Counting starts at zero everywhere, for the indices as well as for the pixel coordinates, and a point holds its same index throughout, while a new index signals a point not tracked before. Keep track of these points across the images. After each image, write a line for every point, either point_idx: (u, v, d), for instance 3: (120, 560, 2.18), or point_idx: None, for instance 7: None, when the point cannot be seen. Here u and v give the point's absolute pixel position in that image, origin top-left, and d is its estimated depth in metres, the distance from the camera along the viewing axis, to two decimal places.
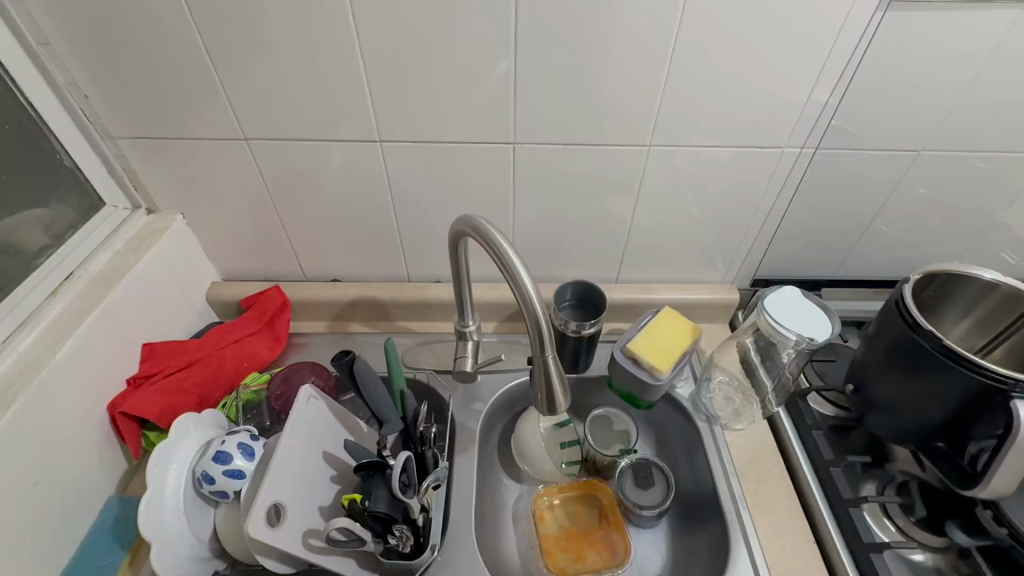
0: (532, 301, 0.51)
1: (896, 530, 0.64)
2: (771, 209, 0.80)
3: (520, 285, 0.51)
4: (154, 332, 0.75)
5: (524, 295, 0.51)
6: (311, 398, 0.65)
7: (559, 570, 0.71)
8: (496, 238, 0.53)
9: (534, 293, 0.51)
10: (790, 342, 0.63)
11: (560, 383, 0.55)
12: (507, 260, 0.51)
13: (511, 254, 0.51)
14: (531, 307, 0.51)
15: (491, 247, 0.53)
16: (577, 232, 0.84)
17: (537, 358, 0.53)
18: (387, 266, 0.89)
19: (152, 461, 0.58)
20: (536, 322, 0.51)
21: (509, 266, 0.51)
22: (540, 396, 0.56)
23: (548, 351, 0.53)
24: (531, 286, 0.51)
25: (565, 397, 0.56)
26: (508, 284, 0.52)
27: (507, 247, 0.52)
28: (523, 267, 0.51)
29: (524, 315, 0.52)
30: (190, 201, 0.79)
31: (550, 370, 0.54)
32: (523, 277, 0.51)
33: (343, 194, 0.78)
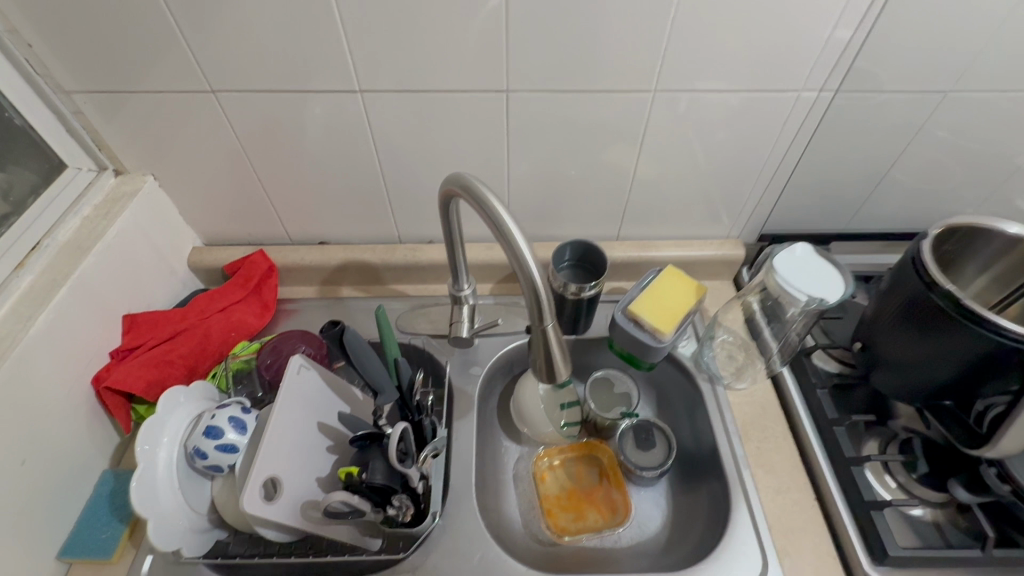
0: (529, 267, 0.47)
1: (897, 487, 0.63)
2: (781, 159, 0.75)
3: (517, 251, 0.47)
4: (134, 302, 0.72)
5: (522, 262, 0.48)
6: (303, 367, 0.63)
7: (560, 528, 0.72)
8: (489, 201, 0.48)
9: (532, 260, 0.48)
10: (799, 302, 0.61)
11: (561, 353, 0.53)
12: (502, 224, 0.47)
13: (506, 217, 0.47)
14: (529, 274, 0.48)
15: (484, 210, 0.49)
16: (576, 187, 0.79)
17: (536, 328, 0.51)
18: (377, 227, 0.84)
19: (141, 437, 0.56)
20: (535, 291, 0.48)
21: (504, 230, 0.47)
22: (539, 366, 0.53)
23: (548, 320, 0.50)
24: (529, 252, 0.47)
25: (565, 363, 0.53)
26: (503, 249, 0.48)
27: (501, 210, 0.48)
28: (519, 232, 0.47)
29: (522, 283, 0.48)
30: (161, 160, 0.74)
31: (550, 339, 0.51)
32: (519, 243, 0.47)
33: (324, 150, 0.73)
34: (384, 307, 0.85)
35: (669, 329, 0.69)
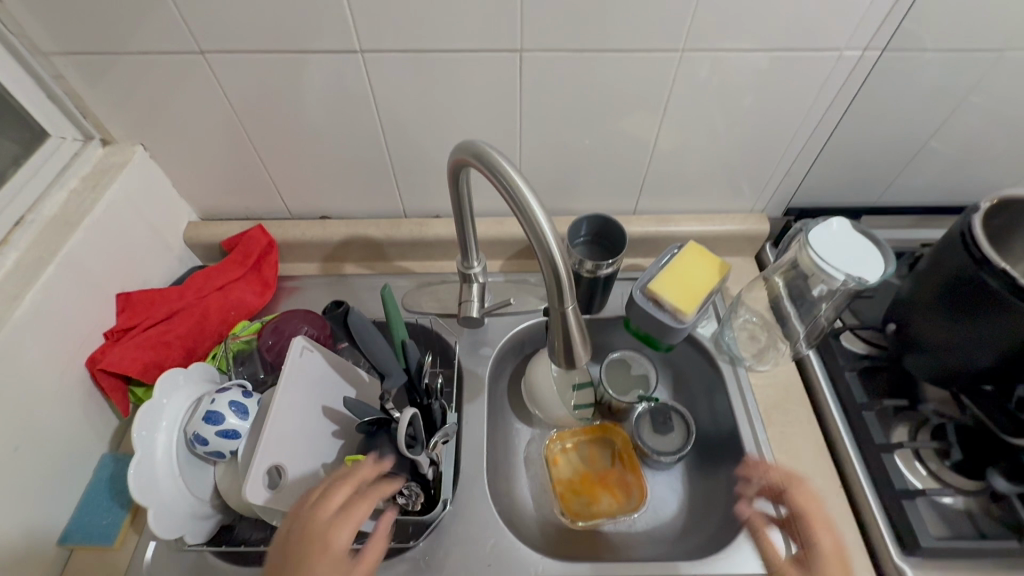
0: (550, 246, 0.43)
1: (928, 476, 0.61)
2: (815, 126, 0.70)
3: (537, 228, 0.43)
4: (128, 280, 0.68)
5: (542, 240, 0.44)
6: (305, 350, 0.60)
7: (574, 513, 0.70)
8: (506, 171, 0.44)
9: (553, 237, 0.44)
10: (835, 282, 0.57)
11: (581, 338, 0.49)
12: (520, 198, 0.43)
13: (525, 190, 0.43)
14: (550, 252, 0.44)
15: (500, 181, 0.44)
16: (592, 157, 0.74)
17: (555, 311, 0.47)
18: (381, 200, 0.80)
19: (139, 423, 0.54)
20: (556, 271, 0.44)
21: (523, 205, 0.43)
22: (557, 351, 0.50)
23: (568, 303, 0.46)
24: (550, 229, 0.43)
25: (586, 348, 0.50)
26: (522, 224, 0.44)
27: (519, 182, 0.44)
28: (540, 207, 0.43)
29: (542, 263, 0.45)
30: (150, 129, 0.69)
31: (570, 323, 0.47)
32: (540, 219, 0.43)
33: (324, 119, 0.68)
34: (390, 285, 0.81)
35: (692, 308, 0.65)
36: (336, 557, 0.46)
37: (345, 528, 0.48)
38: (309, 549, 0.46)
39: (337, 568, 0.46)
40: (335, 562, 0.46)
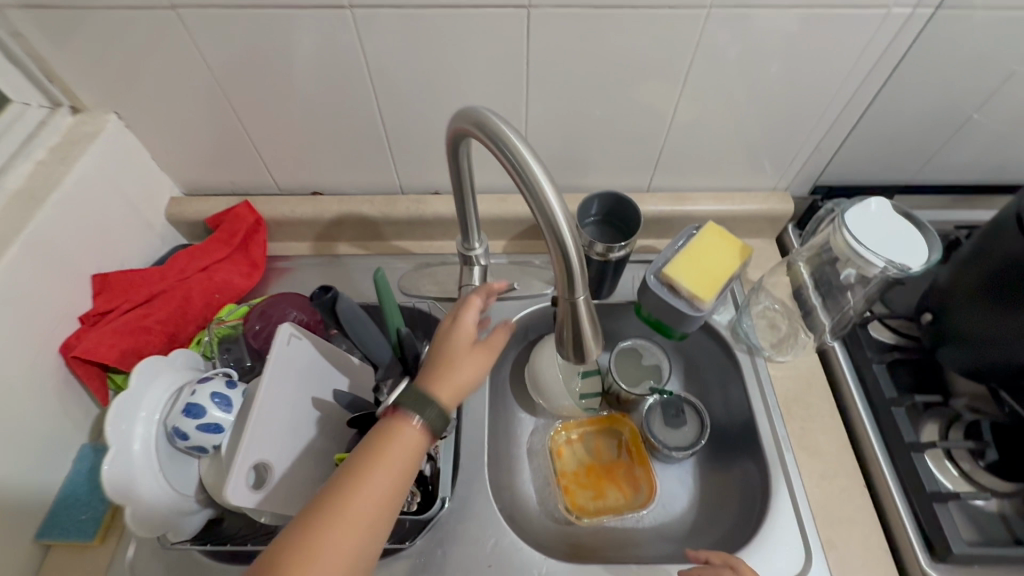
0: (560, 229, 0.38)
1: (959, 476, 0.57)
2: (851, 96, 0.64)
3: (546, 208, 0.38)
4: (105, 260, 0.64)
5: (552, 222, 0.38)
6: (293, 337, 0.55)
7: (579, 507, 0.67)
8: (511, 141, 0.38)
9: (564, 219, 0.38)
10: (873, 270, 0.51)
11: (593, 330, 0.44)
12: (528, 173, 0.38)
13: (533, 164, 0.38)
14: (560, 235, 0.38)
15: (504, 152, 0.39)
16: (605, 130, 0.68)
17: (565, 301, 0.42)
18: (377, 175, 0.75)
19: (112, 416, 0.50)
20: (566, 257, 0.39)
21: (531, 181, 0.38)
22: (566, 343, 0.45)
23: (580, 293, 0.41)
24: (560, 209, 0.38)
25: (597, 342, 0.45)
26: (530, 205, 0.38)
27: (527, 154, 0.38)
28: (550, 184, 0.37)
29: (550, 247, 0.39)
30: (123, 95, 0.63)
31: (582, 315, 0.42)
32: (550, 197, 0.38)
33: (312, 84, 0.62)
34: (384, 267, 0.77)
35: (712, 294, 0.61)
36: (463, 331, 0.49)
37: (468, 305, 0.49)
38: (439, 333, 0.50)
39: (466, 343, 0.49)
40: (463, 336, 0.49)
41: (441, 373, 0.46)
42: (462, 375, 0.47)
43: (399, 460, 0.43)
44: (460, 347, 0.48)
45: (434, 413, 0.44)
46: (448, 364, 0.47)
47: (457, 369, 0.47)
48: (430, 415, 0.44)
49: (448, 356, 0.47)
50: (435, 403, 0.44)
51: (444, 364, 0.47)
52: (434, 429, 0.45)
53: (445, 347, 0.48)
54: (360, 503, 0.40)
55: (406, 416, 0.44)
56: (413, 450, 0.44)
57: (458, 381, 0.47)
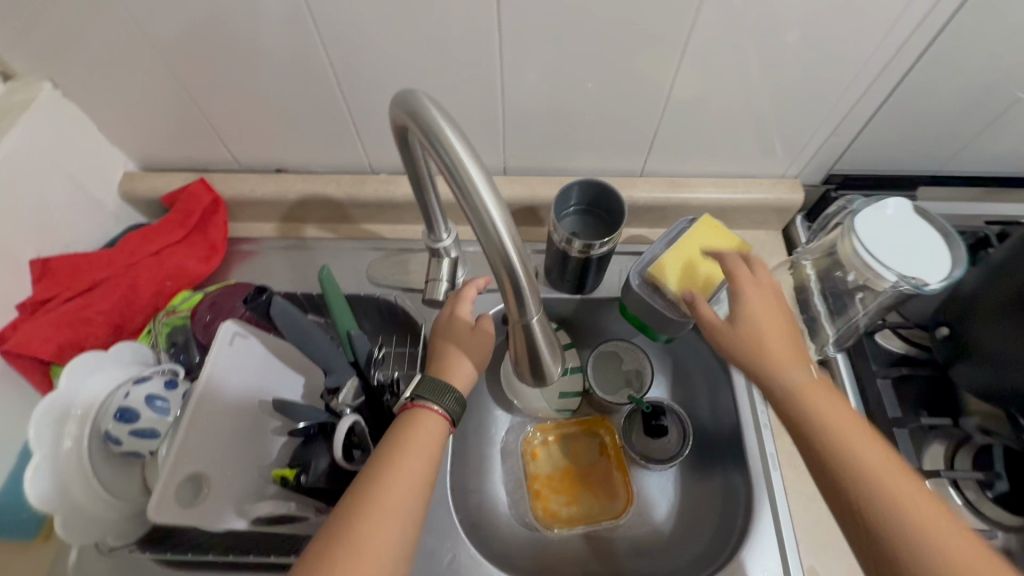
0: (508, 254, 0.34)
1: (964, 506, 0.52)
2: (876, 74, 0.55)
3: (491, 233, 0.33)
4: (46, 243, 0.59)
5: (496, 243, 0.34)
6: (237, 336, 0.52)
7: (551, 515, 0.63)
8: (455, 151, 0.33)
9: (513, 243, 0.34)
10: (881, 284, 0.46)
11: (550, 351, 0.41)
12: (473, 191, 0.33)
13: (479, 181, 0.33)
14: (509, 262, 0.34)
15: (447, 164, 0.33)
16: (592, 108, 0.61)
17: (518, 325, 0.39)
18: (344, 153, 0.68)
19: (37, 422, 0.46)
20: (516, 283, 0.35)
21: (472, 196, 0.33)
22: (522, 363, 0.42)
23: (531, 314, 0.38)
24: (508, 232, 0.33)
25: (557, 360, 0.42)
26: (469, 219, 0.34)
27: (471, 167, 0.33)
28: (496, 207, 0.33)
29: (498, 272, 0.35)
30: (55, 62, 0.57)
31: (536, 339, 0.39)
32: (496, 221, 0.33)
33: (262, 52, 0.55)
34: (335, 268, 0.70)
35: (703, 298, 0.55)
36: (463, 324, 0.54)
37: (465, 298, 0.55)
38: (440, 327, 0.54)
39: (466, 334, 0.53)
40: (463, 327, 0.53)
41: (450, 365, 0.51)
42: (468, 363, 0.52)
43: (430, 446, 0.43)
44: (462, 335, 0.53)
45: (451, 399, 0.46)
46: (456, 355, 0.52)
47: (466, 360, 0.52)
48: (449, 401, 0.45)
49: (455, 351, 0.52)
50: (453, 387, 0.46)
51: (452, 357, 0.52)
52: (452, 416, 0.46)
53: (448, 341, 0.53)
54: (403, 482, 0.40)
55: (428, 405, 0.45)
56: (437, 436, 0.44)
57: (465, 368, 0.51)
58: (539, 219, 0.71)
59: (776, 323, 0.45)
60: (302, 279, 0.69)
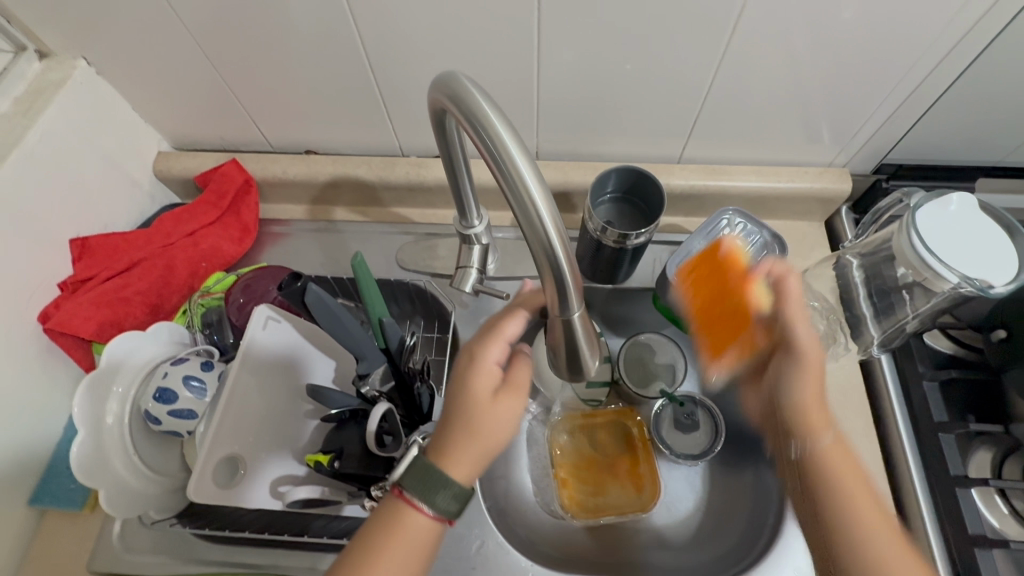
0: (552, 245, 0.32)
1: (1010, 514, 0.50)
2: (942, 57, 0.51)
3: (535, 222, 0.32)
4: (82, 222, 0.60)
5: (538, 229, 0.32)
6: (270, 320, 0.52)
7: (576, 504, 0.62)
8: (498, 138, 0.31)
9: (558, 236, 0.32)
10: (944, 285, 0.43)
11: (590, 347, 0.39)
12: (517, 181, 0.31)
13: (523, 167, 0.31)
14: (553, 257, 0.32)
15: (490, 151, 0.32)
16: (632, 90, 0.58)
17: (558, 321, 0.36)
18: (374, 135, 0.67)
19: (79, 398, 0.48)
20: (559, 277, 0.33)
21: (514, 181, 0.31)
22: (561, 359, 0.40)
23: (572, 309, 0.35)
24: (553, 224, 0.32)
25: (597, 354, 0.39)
26: (510, 204, 0.32)
27: (517, 154, 0.31)
28: (541, 193, 0.31)
29: (541, 266, 0.34)
30: (89, 40, 0.57)
31: (578, 336, 0.37)
32: (540, 210, 0.31)
33: (294, 32, 0.54)
34: (365, 253, 0.69)
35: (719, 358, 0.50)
36: (488, 373, 0.42)
37: (490, 344, 0.42)
38: (462, 370, 0.42)
39: (488, 390, 0.41)
40: (487, 379, 0.41)
41: (459, 443, 0.39)
42: (484, 438, 0.40)
43: (414, 548, 0.38)
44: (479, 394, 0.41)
45: (447, 496, 0.38)
46: (465, 425, 0.40)
47: (482, 433, 0.40)
48: (443, 501, 0.38)
49: (467, 419, 0.40)
50: (450, 482, 0.38)
51: (464, 428, 0.40)
52: (447, 515, 0.39)
53: (463, 396, 0.41)
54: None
55: (415, 503, 0.38)
56: (426, 537, 0.39)
57: (476, 449, 0.40)
58: (571, 205, 0.70)
59: (798, 363, 0.49)
60: (332, 263, 0.69)
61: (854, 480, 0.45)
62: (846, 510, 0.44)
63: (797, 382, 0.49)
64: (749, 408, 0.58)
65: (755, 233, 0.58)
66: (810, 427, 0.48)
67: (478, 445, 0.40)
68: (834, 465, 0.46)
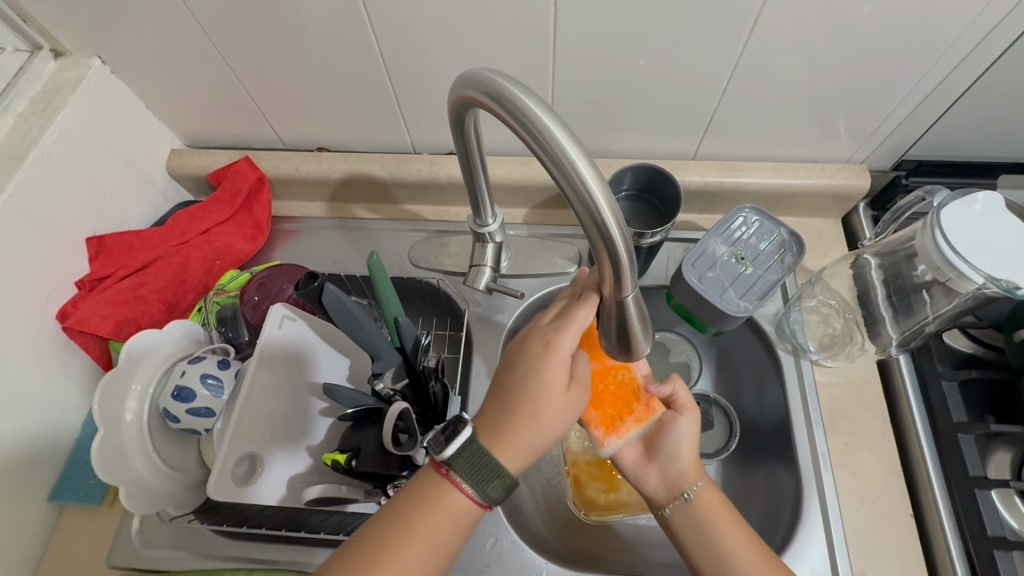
0: (594, 199, 0.29)
1: None
2: (965, 53, 0.50)
3: (576, 179, 0.29)
4: (98, 220, 0.60)
5: (577, 186, 0.30)
6: (286, 319, 0.53)
7: (588, 501, 0.62)
8: (538, 119, 0.30)
9: (609, 206, 0.30)
10: (968, 286, 0.43)
11: (642, 326, 0.34)
12: (549, 140, 0.30)
13: (556, 132, 0.30)
14: (605, 230, 0.30)
15: (529, 132, 0.31)
16: (647, 87, 0.58)
17: (611, 303, 0.33)
18: (386, 132, 0.67)
19: (98, 396, 0.48)
20: (612, 253, 0.30)
21: (548, 144, 0.30)
22: (608, 342, 0.36)
23: (626, 278, 0.31)
24: (603, 195, 0.29)
25: (648, 335, 0.35)
26: (546, 169, 0.31)
27: (557, 132, 0.30)
28: (578, 152, 0.29)
29: (591, 239, 0.31)
30: (103, 39, 0.57)
31: (631, 320, 0.33)
32: (578, 166, 0.29)
33: (308, 31, 0.54)
34: (378, 250, 0.69)
35: (613, 432, 0.53)
36: (559, 363, 0.43)
37: (565, 331, 0.43)
38: (535, 356, 0.43)
39: (559, 381, 0.43)
40: (557, 370, 0.43)
41: (518, 428, 0.41)
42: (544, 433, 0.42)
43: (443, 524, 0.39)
44: (549, 383, 0.42)
45: (497, 485, 0.40)
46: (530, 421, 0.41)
47: (545, 419, 0.42)
48: (493, 488, 0.39)
49: (531, 405, 0.42)
50: (502, 472, 0.39)
51: (524, 413, 0.42)
52: (490, 500, 0.40)
53: (532, 383, 0.42)
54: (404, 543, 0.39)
55: (458, 480, 0.40)
56: (461, 517, 0.40)
57: (539, 435, 0.41)
58: None
59: (687, 425, 0.51)
60: (345, 261, 0.69)
61: (729, 524, 0.47)
62: (716, 536, 0.46)
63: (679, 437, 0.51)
64: (647, 482, 0.51)
65: (772, 231, 0.58)
66: (684, 475, 0.50)
67: (530, 438, 0.41)
68: (710, 511, 0.48)
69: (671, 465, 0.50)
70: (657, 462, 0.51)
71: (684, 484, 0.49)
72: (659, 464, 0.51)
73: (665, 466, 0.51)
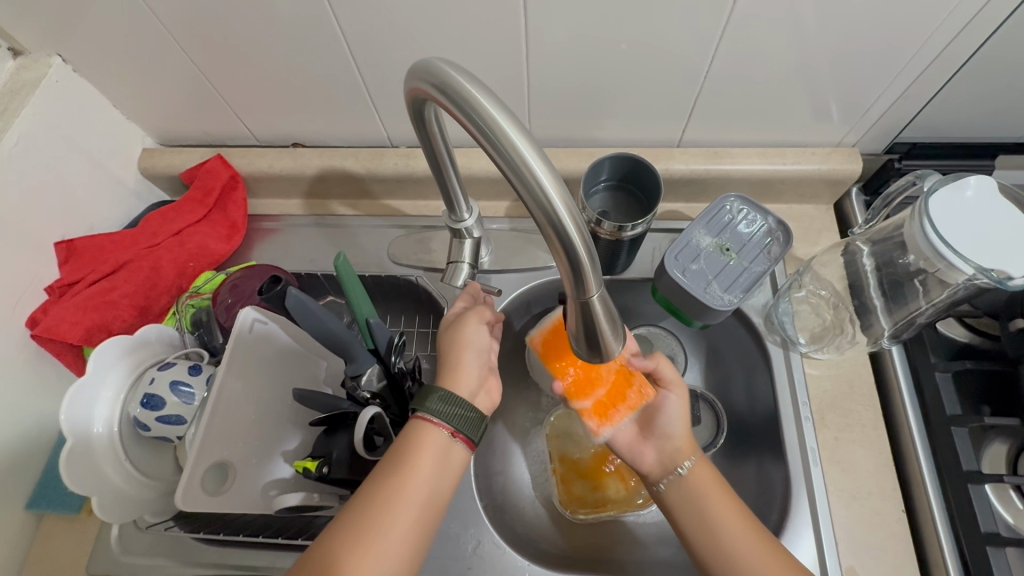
0: (548, 198, 0.28)
1: None
2: (959, 29, 0.48)
3: (527, 176, 0.28)
4: (66, 223, 0.59)
5: (530, 185, 0.28)
6: (258, 323, 0.50)
7: (575, 499, 0.61)
8: (487, 114, 0.28)
9: (563, 201, 0.28)
10: (958, 277, 0.41)
11: (612, 328, 0.32)
12: (498, 136, 0.28)
13: (506, 126, 0.28)
14: (561, 228, 0.28)
15: (479, 128, 0.29)
16: (627, 73, 0.55)
17: (575, 303, 0.31)
18: (361, 125, 0.65)
19: (67, 403, 0.47)
20: (569, 252, 0.29)
21: (499, 141, 0.28)
22: (576, 341, 0.34)
23: (591, 279, 0.30)
24: (556, 191, 0.28)
25: (618, 335, 0.33)
26: (499, 166, 0.29)
27: (508, 127, 0.28)
28: (529, 147, 0.27)
29: (548, 240, 0.29)
30: (62, 38, 0.55)
31: (597, 319, 0.31)
32: (530, 162, 0.28)
33: (271, 23, 0.52)
34: (357, 248, 0.68)
35: (607, 421, 0.52)
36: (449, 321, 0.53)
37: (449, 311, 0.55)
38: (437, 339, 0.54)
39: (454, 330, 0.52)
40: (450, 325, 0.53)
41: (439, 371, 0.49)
42: (464, 354, 0.49)
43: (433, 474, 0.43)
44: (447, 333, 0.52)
45: (436, 399, 0.45)
46: (462, 347, 0.49)
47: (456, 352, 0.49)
48: (433, 402, 0.45)
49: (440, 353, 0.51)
50: (430, 388, 0.45)
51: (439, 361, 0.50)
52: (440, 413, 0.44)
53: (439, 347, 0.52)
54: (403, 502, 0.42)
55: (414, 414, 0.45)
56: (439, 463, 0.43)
57: (462, 363, 0.48)
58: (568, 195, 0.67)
59: (677, 401, 0.51)
60: (324, 259, 0.67)
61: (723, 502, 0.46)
62: (710, 516, 0.45)
63: (673, 415, 0.50)
64: (643, 460, 0.51)
65: (759, 219, 0.56)
66: (678, 449, 0.49)
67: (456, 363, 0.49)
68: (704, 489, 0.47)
69: (666, 442, 0.50)
70: (653, 441, 0.51)
71: (678, 459, 0.49)
72: (654, 442, 0.51)
73: (659, 444, 0.50)
